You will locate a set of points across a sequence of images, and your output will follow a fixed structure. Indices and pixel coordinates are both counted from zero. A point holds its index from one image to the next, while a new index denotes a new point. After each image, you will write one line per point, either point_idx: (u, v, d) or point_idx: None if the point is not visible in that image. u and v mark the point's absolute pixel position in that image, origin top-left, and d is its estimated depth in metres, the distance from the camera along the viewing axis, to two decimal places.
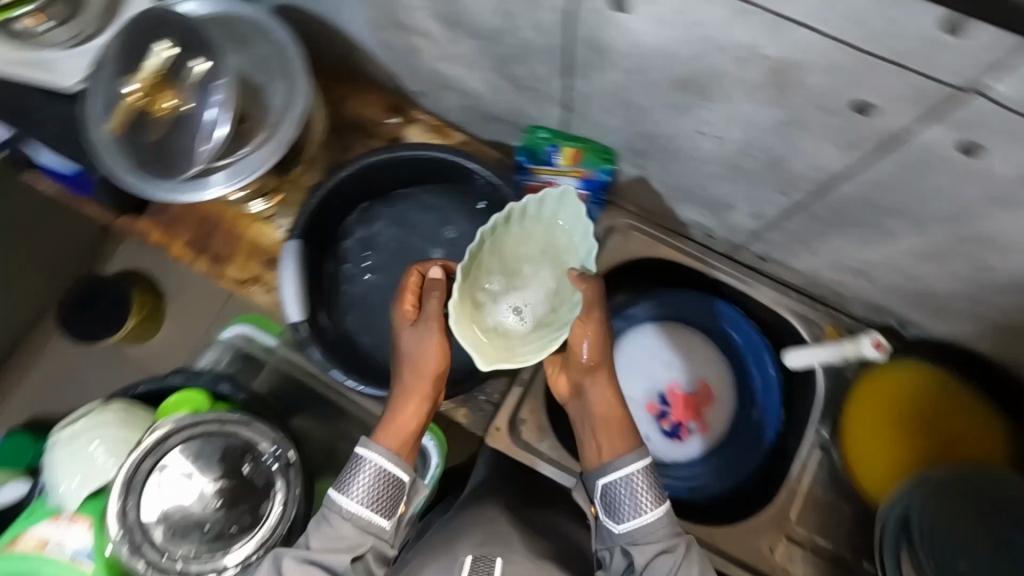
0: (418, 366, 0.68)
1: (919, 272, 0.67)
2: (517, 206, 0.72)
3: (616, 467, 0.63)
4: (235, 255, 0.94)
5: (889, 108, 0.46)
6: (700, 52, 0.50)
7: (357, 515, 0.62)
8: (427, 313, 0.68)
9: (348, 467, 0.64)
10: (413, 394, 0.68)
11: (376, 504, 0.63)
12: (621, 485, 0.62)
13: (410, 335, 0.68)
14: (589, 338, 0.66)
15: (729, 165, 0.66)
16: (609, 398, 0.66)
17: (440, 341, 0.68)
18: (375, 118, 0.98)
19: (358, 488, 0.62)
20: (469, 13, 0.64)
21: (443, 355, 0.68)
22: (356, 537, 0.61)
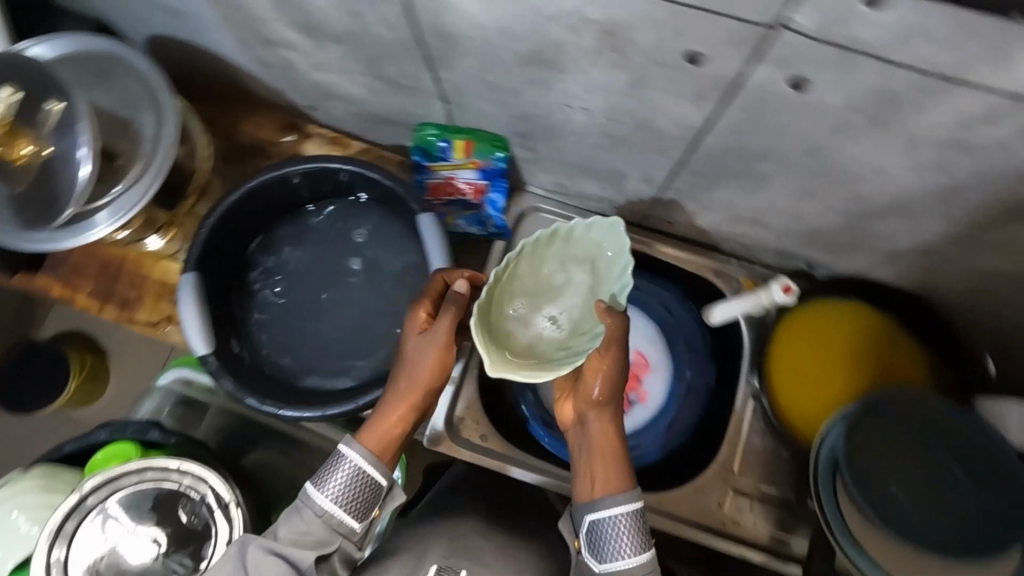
0: (415, 374, 0.66)
1: (803, 212, 0.69)
2: (563, 225, 0.68)
3: (605, 506, 0.59)
4: (143, 297, 0.91)
5: (717, 54, 0.47)
6: (535, 25, 0.50)
7: (330, 514, 0.61)
8: (437, 325, 0.66)
9: (331, 462, 0.63)
10: (402, 400, 0.66)
11: (348, 507, 0.61)
12: (608, 525, 0.59)
13: (414, 341, 0.67)
14: (603, 370, 0.62)
15: (605, 134, 0.67)
16: (611, 435, 0.62)
17: (440, 356, 0.66)
18: (270, 138, 0.96)
19: (333, 486, 0.61)
20: (320, 18, 0.63)
21: (439, 367, 0.66)
22: (323, 536, 0.60)
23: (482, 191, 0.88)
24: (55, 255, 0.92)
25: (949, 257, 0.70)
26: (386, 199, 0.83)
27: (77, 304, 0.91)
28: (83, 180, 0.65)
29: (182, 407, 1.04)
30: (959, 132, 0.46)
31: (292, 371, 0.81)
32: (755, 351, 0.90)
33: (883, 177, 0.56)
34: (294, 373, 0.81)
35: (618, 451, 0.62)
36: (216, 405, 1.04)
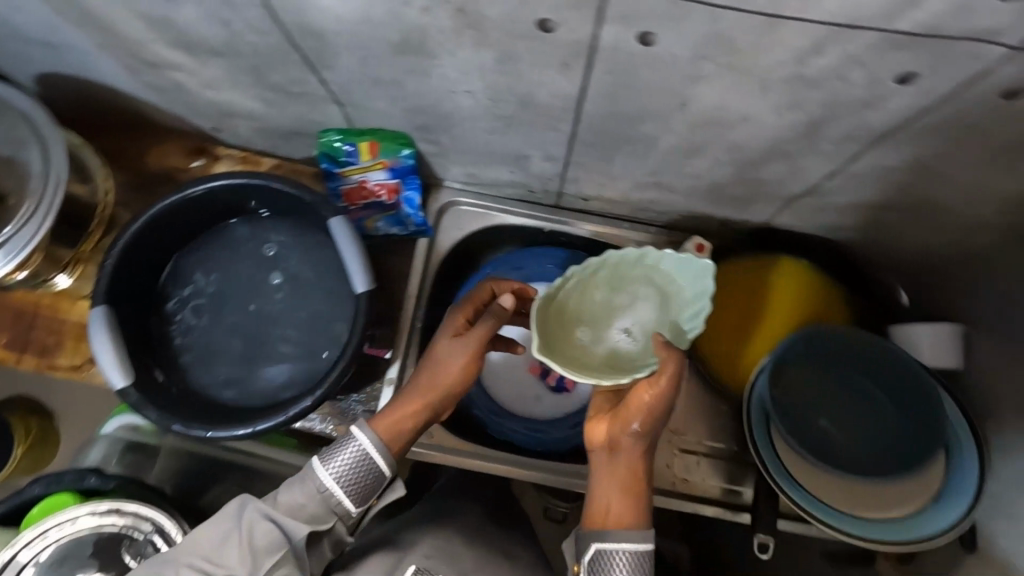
0: (438, 373, 0.69)
1: (697, 168, 0.72)
2: (650, 250, 0.68)
3: (615, 539, 0.57)
4: (63, 342, 0.88)
5: (564, 19, 0.49)
6: (392, 11, 0.51)
7: (330, 491, 0.62)
8: (475, 332, 0.70)
9: (339, 443, 0.64)
10: (423, 392, 0.69)
11: (346, 488, 0.63)
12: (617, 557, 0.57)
13: (448, 344, 0.70)
14: (649, 404, 0.60)
15: (495, 116, 0.68)
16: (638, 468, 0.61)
17: (468, 363, 0.69)
18: (179, 165, 0.95)
19: (337, 464, 0.63)
20: (192, 32, 0.63)
21: (464, 372, 0.69)
22: (319, 513, 0.62)
23: (396, 191, 0.88)
24: None
25: (839, 194, 0.73)
26: (298, 210, 0.83)
27: None
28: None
29: (123, 453, 0.99)
30: (800, 67, 0.48)
31: (223, 395, 0.79)
32: None
33: (751, 122, 0.59)
34: (226, 396, 0.79)
35: (639, 489, 0.60)
36: (168, 446, 1.00)
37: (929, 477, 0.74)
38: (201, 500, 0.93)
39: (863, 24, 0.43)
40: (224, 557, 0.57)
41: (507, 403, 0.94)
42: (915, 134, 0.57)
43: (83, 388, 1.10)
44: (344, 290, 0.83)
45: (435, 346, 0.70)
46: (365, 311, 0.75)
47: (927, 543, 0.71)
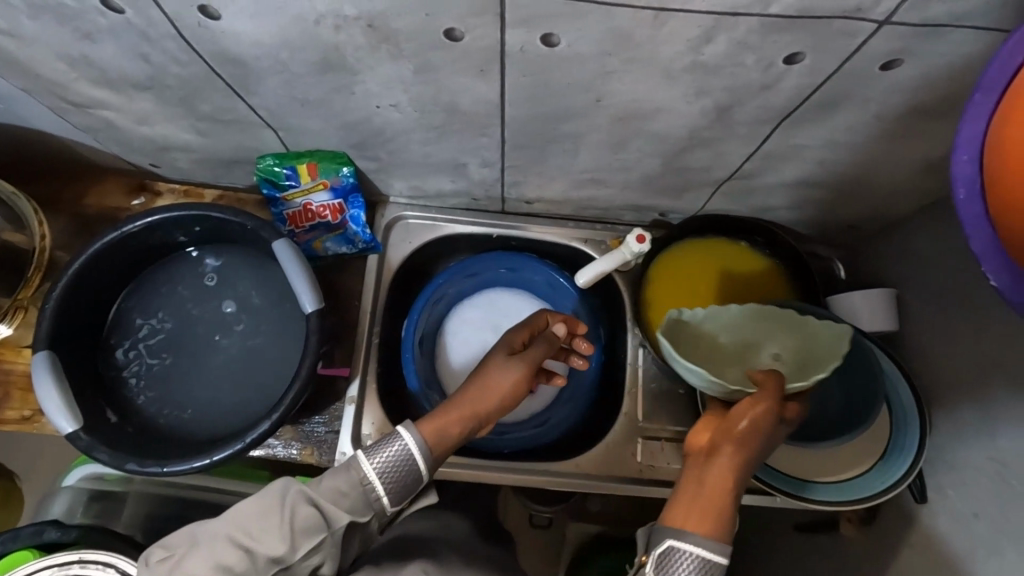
0: (489, 385, 0.72)
1: (625, 162, 0.74)
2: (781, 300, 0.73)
3: (694, 542, 0.52)
4: (9, 395, 0.86)
5: (471, 28, 0.51)
6: (305, 32, 0.53)
7: (371, 485, 0.60)
8: (529, 352, 0.76)
9: (384, 439, 0.62)
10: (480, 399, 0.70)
11: (387, 484, 0.60)
12: (687, 561, 0.52)
13: (503, 359, 0.74)
14: (762, 419, 0.57)
15: (425, 127, 0.70)
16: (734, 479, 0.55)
17: (518, 383, 0.73)
18: (120, 205, 0.94)
19: (382, 459, 0.60)
20: (113, 68, 0.64)
21: (509, 390, 0.73)
22: (357, 503, 0.59)
23: (341, 210, 0.89)
24: None
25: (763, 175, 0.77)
26: (240, 237, 0.83)
27: None
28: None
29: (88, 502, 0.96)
30: (696, 55, 0.51)
31: (181, 429, 0.78)
32: (632, 304, 0.95)
33: (665, 112, 0.62)
34: (184, 431, 0.78)
35: (728, 503, 0.54)
36: (135, 490, 0.97)
37: (873, 442, 0.77)
38: None
39: (743, 11, 0.46)
40: (261, 536, 0.55)
41: None
42: (817, 110, 0.61)
43: (39, 442, 1.07)
44: (298, 313, 0.84)
45: (492, 361, 0.74)
46: (318, 330, 0.76)
47: (879, 497, 0.74)
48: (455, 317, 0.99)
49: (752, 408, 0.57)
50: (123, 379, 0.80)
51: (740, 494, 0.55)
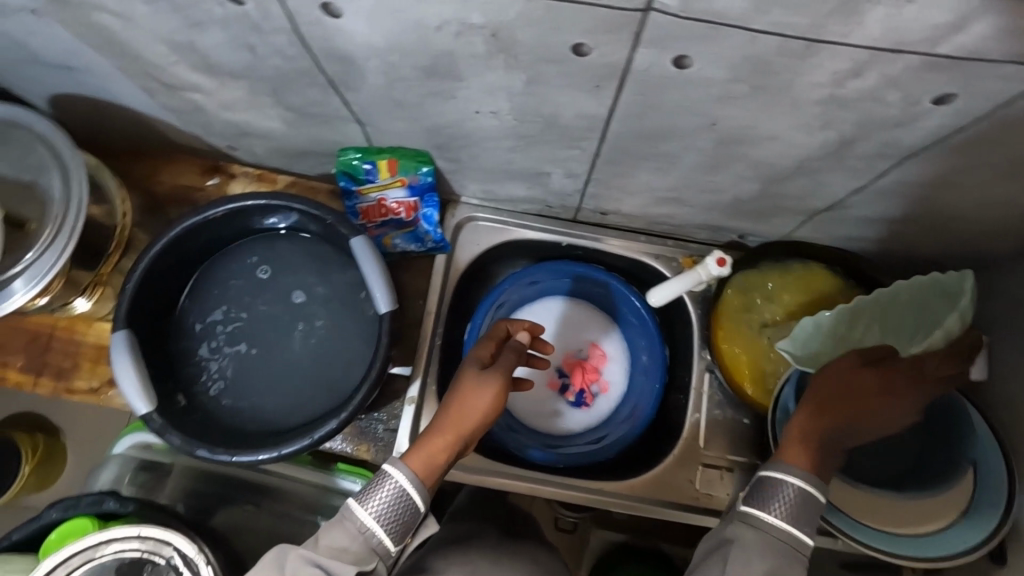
0: (466, 403, 0.71)
1: (720, 185, 0.72)
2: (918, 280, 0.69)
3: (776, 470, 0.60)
4: (79, 365, 0.88)
5: (600, 43, 0.48)
6: (423, 38, 0.51)
7: (370, 530, 0.61)
8: (500, 365, 0.75)
9: (376, 479, 0.65)
10: (452, 425, 0.70)
11: (383, 527, 0.62)
12: (783, 486, 0.59)
13: (474, 374, 0.74)
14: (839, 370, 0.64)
15: (517, 135, 0.68)
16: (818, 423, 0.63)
17: (498, 396, 0.73)
18: (193, 185, 0.94)
19: (376, 501, 0.62)
20: (215, 57, 0.63)
21: (490, 406, 0.72)
22: (359, 551, 0.61)
23: (415, 208, 0.87)
24: None
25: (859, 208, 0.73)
26: (312, 228, 0.82)
27: (7, 381, 0.88)
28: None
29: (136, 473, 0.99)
30: (837, 88, 0.49)
31: (245, 417, 0.78)
32: (701, 326, 0.93)
33: (779, 141, 0.59)
34: (245, 416, 0.78)
35: (814, 444, 0.62)
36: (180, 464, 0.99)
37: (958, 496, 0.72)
38: (211, 520, 0.92)
39: (906, 48, 0.43)
40: None
41: (526, 418, 0.95)
42: (946, 150, 0.57)
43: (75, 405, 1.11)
44: (365, 308, 0.83)
45: (463, 376, 0.74)
46: (389, 332, 0.75)
47: (960, 559, 0.70)
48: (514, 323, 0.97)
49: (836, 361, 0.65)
50: (199, 363, 0.81)
51: (828, 443, 0.62)
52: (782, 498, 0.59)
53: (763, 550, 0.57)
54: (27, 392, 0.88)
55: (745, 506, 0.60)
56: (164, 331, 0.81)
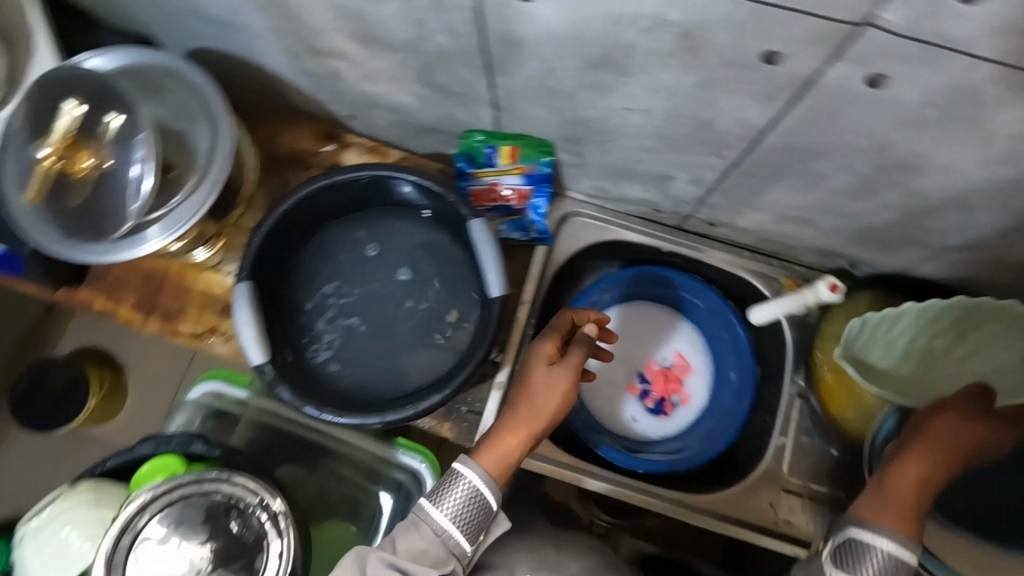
0: (538, 399, 0.69)
1: (856, 208, 0.70)
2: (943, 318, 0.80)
3: (881, 538, 0.56)
4: (186, 309, 0.91)
5: (795, 53, 0.48)
6: (609, 29, 0.52)
7: (445, 531, 0.61)
8: (569, 360, 0.71)
9: (449, 476, 0.64)
10: (519, 426, 0.67)
11: (458, 528, 0.62)
12: (870, 547, 0.56)
13: (544, 370, 0.70)
14: (949, 421, 0.62)
15: (658, 136, 0.68)
16: (913, 485, 0.59)
17: (569, 391, 0.70)
18: (309, 149, 0.96)
19: (449, 502, 0.62)
20: (380, 27, 0.64)
21: (562, 402, 0.69)
22: (436, 553, 0.61)
23: (526, 197, 0.88)
24: (97, 268, 0.93)
25: (878, 261, 0.86)
26: (433, 208, 0.85)
27: (120, 317, 0.92)
28: (133, 181, 0.68)
29: (213, 419, 1.02)
30: None
31: (346, 381, 0.81)
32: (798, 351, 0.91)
33: (944, 170, 0.58)
34: (346, 379, 0.81)
35: (914, 502, 0.58)
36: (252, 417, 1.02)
37: None
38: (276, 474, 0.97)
39: None
40: None
41: (604, 420, 0.95)
42: None
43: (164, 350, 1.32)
44: (470, 291, 0.84)
45: (532, 372, 0.70)
46: (497, 317, 0.76)
47: None
48: None
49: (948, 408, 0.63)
50: (310, 330, 0.83)
51: (930, 496, 0.59)
52: (873, 559, 0.56)
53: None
54: (136, 328, 0.92)
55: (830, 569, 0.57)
56: (278, 291, 0.84)
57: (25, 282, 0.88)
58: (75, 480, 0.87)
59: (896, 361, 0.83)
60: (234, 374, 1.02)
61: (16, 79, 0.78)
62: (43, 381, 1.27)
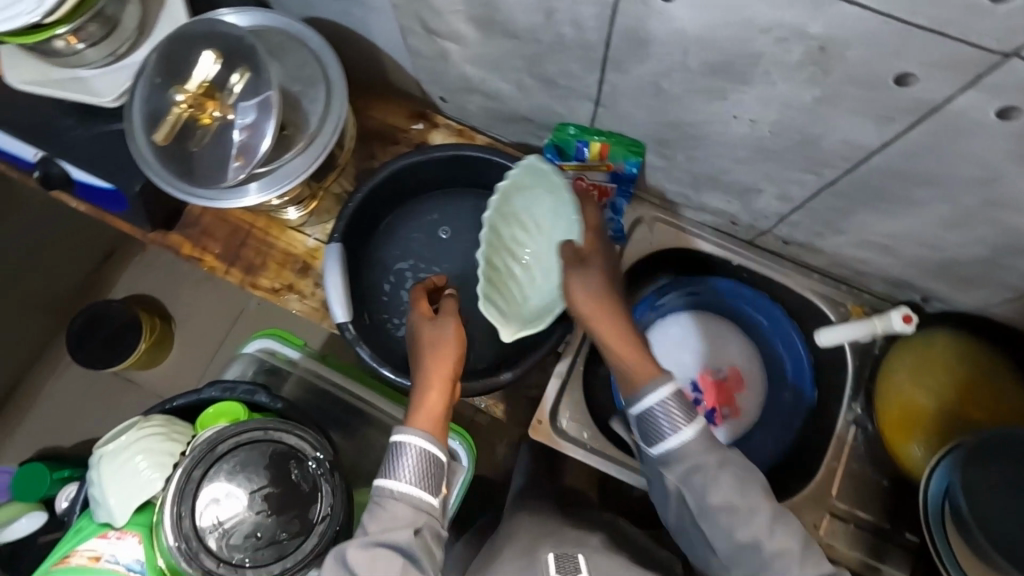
0: (441, 350, 0.71)
1: (947, 240, 0.70)
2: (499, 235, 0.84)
3: (646, 394, 0.65)
4: (268, 264, 0.96)
5: (927, 77, 0.49)
6: (741, 35, 0.53)
7: (409, 495, 0.62)
8: (446, 310, 0.74)
9: (392, 451, 0.64)
10: (442, 372, 0.70)
11: (423, 486, 0.63)
12: (656, 408, 0.65)
13: (425, 325, 0.73)
14: (588, 285, 0.73)
15: (756, 148, 0.70)
16: (620, 341, 0.70)
17: (460, 332, 0.72)
18: (399, 125, 1.00)
19: (406, 468, 0.63)
20: (504, 12, 0.67)
21: (458, 341, 0.72)
22: (407, 516, 0.62)
23: (608, 194, 0.90)
24: (188, 215, 0.97)
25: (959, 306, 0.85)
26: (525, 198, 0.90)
27: (203, 263, 0.96)
28: (238, 144, 0.72)
29: (266, 374, 1.06)
30: None
31: None
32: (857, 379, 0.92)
33: None
34: None
35: (636, 351, 0.69)
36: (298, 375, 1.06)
37: None
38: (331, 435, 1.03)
39: None
40: None
41: None
42: None
43: (215, 305, 1.36)
44: None
45: (420, 333, 0.73)
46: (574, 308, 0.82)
47: None
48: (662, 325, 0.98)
49: (576, 286, 0.73)
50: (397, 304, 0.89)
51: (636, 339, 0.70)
52: (665, 413, 0.64)
53: (728, 474, 0.63)
54: (217, 276, 0.96)
55: (658, 447, 0.65)
56: (371, 263, 0.90)
57: (121, 218, 0.93)
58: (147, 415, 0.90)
59: (953, 410, 0.85)
60: (289, 335, 1.04)
61: (146, 28, 0.83)
62: (99, 321, 1.28)
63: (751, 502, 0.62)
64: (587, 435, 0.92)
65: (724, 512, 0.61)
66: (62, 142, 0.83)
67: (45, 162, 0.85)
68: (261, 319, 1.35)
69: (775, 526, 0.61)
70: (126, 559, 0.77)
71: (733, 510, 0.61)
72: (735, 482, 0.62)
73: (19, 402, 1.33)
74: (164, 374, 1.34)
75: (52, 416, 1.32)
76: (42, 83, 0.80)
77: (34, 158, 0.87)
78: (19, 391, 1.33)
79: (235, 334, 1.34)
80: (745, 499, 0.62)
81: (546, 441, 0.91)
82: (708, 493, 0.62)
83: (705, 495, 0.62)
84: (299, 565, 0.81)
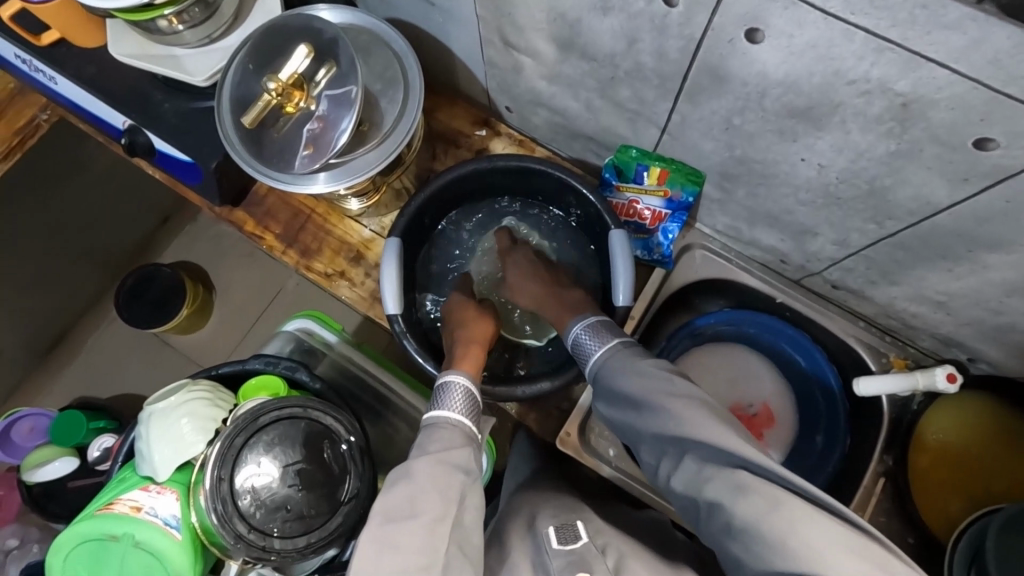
0: (472, 328, 0.87)
1: (1006, 301, 0.70)
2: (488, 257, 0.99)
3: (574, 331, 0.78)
4: (323, 250, 1.00)
5: (1009, 144, 0.50)
6: (825, 84, 0.55)
7: (461, 422, 0.71)
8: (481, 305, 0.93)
9: (440, 391, 0.75)
10: (473, 343, 0.84)
11: (469, 418, 0.73)
12: (583, 339, 0.76)
13: (466, 307, 0.91)
14: (521, 271, 0.92)
15: (822, 191, 0.70)
16: (551, 305, 0.86)
17: (487, 319, 0.89)
18: (463, 129, 1.02)
19: (455, 401, 0.73)
20: (588, 37, 0.69)
21: (488, 329, 0.88)
22: (463, 441, 0.69)
23: (660, 219, 0.92)
24: (254, 194, 1.01)
25: (1008, 371, 0.84)
26: (585, 218, 0.93)
27: (263, 242, 1.00)
28: (309, 134, 0.76)
29: (304, 353, 1.09)
30: None
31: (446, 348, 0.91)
32: (892, 430, 0.90)
33: None
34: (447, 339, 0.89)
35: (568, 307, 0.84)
36: (332, 358, 1.09)
37: None
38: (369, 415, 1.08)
39: None
40: (424, 506, 0.59)
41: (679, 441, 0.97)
42: None
43: (259, 279, 1.41)
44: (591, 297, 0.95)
45: (462, 313, 0.90)
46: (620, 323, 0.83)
47: None
48: (697, 352, 0.99)
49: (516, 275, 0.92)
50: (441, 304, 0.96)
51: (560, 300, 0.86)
52: (595, 340, 0.75)
53: (634, 373, 0.67)
54: (275, 255, 1.00)
55: (591, 373, 0.74)
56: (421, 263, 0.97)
57: (193, 191, 0.98)
58: (194, 378, 0.93)
59: (983, 476, 0.86)
60: (329, 318, 1.07)
61: (240, 16, 0.87)
62: (150, 282, 1.32)
63: (658, 395, 0.63)
64: (612, 453, 0.95)
65: (636, 410, 0.65)
66: (152, 115, 0.88)
67: (133, 129, 0.90)
68: (300, 299, 1.39)
69: (673, 406, 0.61)
70: (163, 513, 0.80)
71: (639, 405, 0.65)
72: (641, 382, 0.66)
73: (68, 350, 1.39)
74: (203, 340, 1.39)
75: (98, 365, 1.38)
76: (140, 57, 0.85)
77: (122, 126, 0.92)
78: (69, 340, 1.39)
79: (275, 310, 1.39)
80: (652, 394, 0.64)
81: (572, 453, 0.94)
82: (620, 394, 0.67)
83: (621, 399, 0.67)
84: (323, 541, 0.84)
